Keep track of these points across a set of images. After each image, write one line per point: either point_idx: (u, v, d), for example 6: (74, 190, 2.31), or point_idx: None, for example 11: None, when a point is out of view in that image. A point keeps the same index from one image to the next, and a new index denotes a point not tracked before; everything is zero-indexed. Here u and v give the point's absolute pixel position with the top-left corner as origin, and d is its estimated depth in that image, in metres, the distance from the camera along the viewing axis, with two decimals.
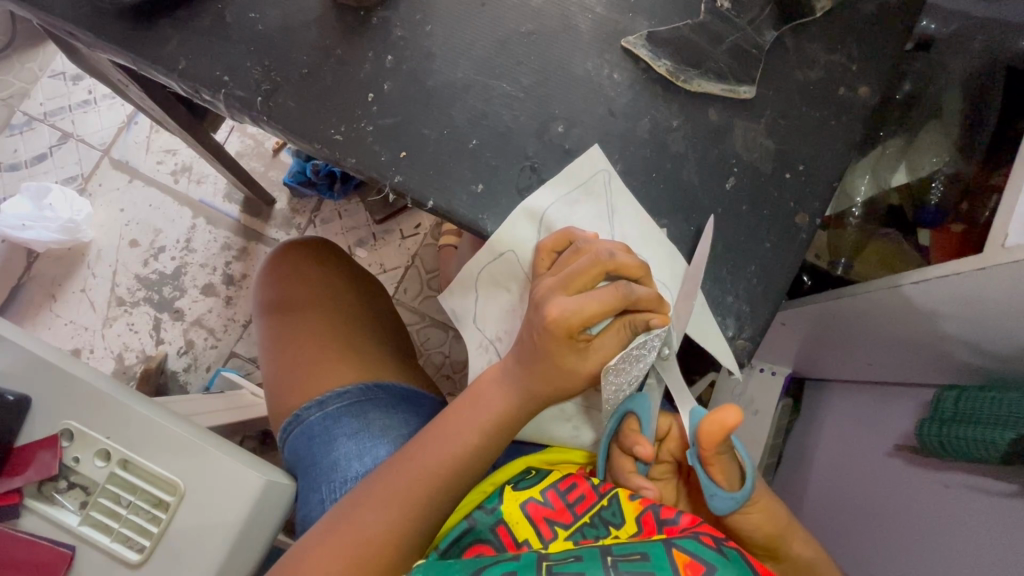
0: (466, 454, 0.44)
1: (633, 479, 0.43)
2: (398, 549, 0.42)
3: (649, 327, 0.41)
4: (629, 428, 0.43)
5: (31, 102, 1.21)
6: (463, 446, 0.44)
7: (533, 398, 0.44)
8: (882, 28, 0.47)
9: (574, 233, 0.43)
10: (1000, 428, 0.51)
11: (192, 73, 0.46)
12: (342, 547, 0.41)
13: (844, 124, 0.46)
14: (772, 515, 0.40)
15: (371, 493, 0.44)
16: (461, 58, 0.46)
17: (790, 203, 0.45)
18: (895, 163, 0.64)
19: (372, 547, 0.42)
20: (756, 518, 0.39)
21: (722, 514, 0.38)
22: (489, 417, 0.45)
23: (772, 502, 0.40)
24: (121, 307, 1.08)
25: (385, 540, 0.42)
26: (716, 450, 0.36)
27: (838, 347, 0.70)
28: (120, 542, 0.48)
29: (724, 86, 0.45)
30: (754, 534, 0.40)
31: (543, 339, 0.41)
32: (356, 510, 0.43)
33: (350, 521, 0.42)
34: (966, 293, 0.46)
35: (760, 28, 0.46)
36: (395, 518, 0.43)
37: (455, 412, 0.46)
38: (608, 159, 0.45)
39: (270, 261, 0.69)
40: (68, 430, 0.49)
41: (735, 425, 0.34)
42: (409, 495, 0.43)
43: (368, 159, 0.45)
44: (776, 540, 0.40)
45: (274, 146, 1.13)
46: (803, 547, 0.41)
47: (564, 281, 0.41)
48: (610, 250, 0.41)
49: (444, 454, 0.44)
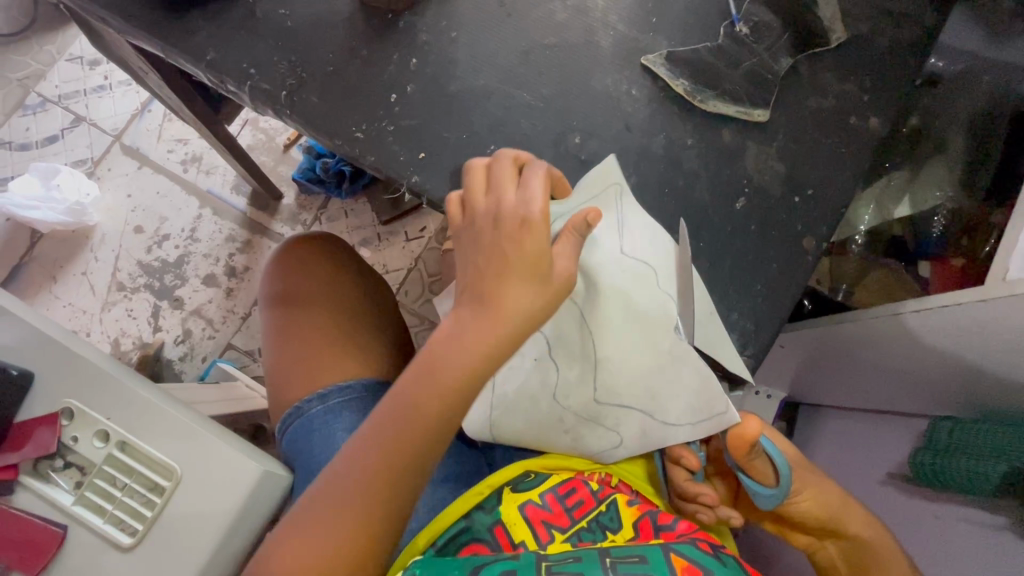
0: (421, 428, 0.36)
1: (693, 487, 0.46)
2: (350, 547, 0.36)
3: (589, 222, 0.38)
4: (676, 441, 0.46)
5: (46, 84, 1.22)
6: (417, 420, 0.36)
7: (498, 351, 0.36)
8: (896, 62, 0.48)
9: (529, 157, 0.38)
10: (992, 461, 0.51)
11: (219, 64, 0.47)
12: (286, 542, 0.36)
13: (854, 152, 0.47)
14: (819, 501, 0.47)
15: (322, 475, 0.37)
16: (484, 65, 0.47)
17: (798, 225, 0.45)
18: (900, 194, 0.65)
19: (318, 542, 0.36)
20: (805, 505, 0.47)
21: (773, 507, 0.45)
22: (450, 387, 0.36)
23: (821, 491, 0.47)
24: (121, 292, 1.08)
25: (334, 537, 0.36)
26: (745, 453, 0.43)
27: (835, 371, 0.71)
28: (112, 524, 0.48)
29: (738, 108, 0.46)
30: (809, 519, 0.47)
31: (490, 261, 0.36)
32: (304, 497, 0.37)
33: (310, 529, 0.36)
34: (966, 324, 0.47)
35: (777, 54, 0.47)
36: (358, 519, 0.36)
37: (402, 390, 0.37)
38: (620, 171, 0.44)
39: (277, 254, 0.70)
40: (69, 409, 0.49)
41: (754, 433, 0.42)
42: (358, 479, 0.36)
43: (387, 158, 0.46)
44: (829, 520, 0.47)
45: (285, 141, 1.14)
46: (859, 527, 0.48)
47: (514, 225, 0.35)
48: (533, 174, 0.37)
49: (395, 434, 0.36)
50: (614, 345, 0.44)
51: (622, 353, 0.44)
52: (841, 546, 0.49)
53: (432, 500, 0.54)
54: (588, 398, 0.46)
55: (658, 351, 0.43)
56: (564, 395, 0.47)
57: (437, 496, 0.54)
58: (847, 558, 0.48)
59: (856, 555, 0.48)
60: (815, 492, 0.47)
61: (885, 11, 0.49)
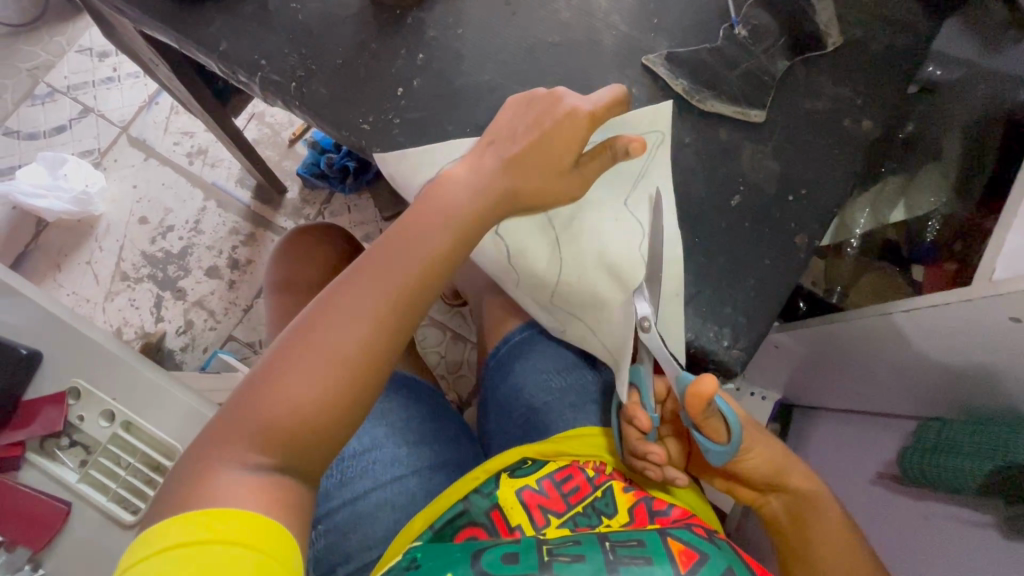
0: (398, 302, 0.39)
1: (644, 445, 0.47)
2: (316, 419, 0.37)
3: (627, 152, 0.43)
4: (631, 400, 0.48)
5: (55, 75, 1.23)
6: (395, 292, 0.39)
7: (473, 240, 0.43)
8: (890, 68, 0.49)
9: (622, 99, 0.42)
10: (979, 458, 0.52)
11: (231, 55, 0.49)
12: (252, 414, 0.36)
13: (847, 153, 0.48)
14: (767, 456, 0.49)
15: (286, 350, 0.37)
16: (489, 61, 0.48)
17: (791, 224, 0.47)
18: (895, 199, 0.66)
19: (287, 408, 0.36)
20: (752, 461, 0.48)
21: (722, 464, 0.46)
22: (440, 245, 0.41)
23: (768, 446, 0.49)
24: (125, 282, 1.09)
25: (305, 400, 0.36)
26: (702, 413, 0.43)
27: (827, 371, 0.72)
28: (116, 502, 0.49)
29: (735, 108, 0.47)
30: (756, 472, 0.49)
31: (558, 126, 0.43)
32: (268, 374, 0.37)
33: (297, 360, 0.37)
34: (954, 325, 0.49)
35: (774, 57, 0.48)
36: (342, 361, 0.37)
37: (377, 274, 0.40)
38: (668, 122, 0.47)
39: (281, 243, 0.71)
40: (76, 388, 0.50)
41: (708, 392, 0.40)
42: (331, 349, 0.37)
43: (393, 150, 0.47)
44: (775, 475, 0.49)
45: (290, 136, 1.15)
46: (801, 481, 0.49)
47: (570, 126, 0.42)
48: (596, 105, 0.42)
49: (388, 278, 0.39)
50: (575, 275, 0.47)
51: (582, 285, 0.47)
52: (784, 500, 0.50)
53: (429, 487, 0.55)
54: (541, 301, 0.49)
55: (610, 298, 0.47)
56: (520, 297, 0.49)
57: (434, 484, 0.55)
58: (791, 511, 0.49)
59: (799, 509, 0.49)
60: (763, 449, 0.49)
61: (881, 18, 0.50)
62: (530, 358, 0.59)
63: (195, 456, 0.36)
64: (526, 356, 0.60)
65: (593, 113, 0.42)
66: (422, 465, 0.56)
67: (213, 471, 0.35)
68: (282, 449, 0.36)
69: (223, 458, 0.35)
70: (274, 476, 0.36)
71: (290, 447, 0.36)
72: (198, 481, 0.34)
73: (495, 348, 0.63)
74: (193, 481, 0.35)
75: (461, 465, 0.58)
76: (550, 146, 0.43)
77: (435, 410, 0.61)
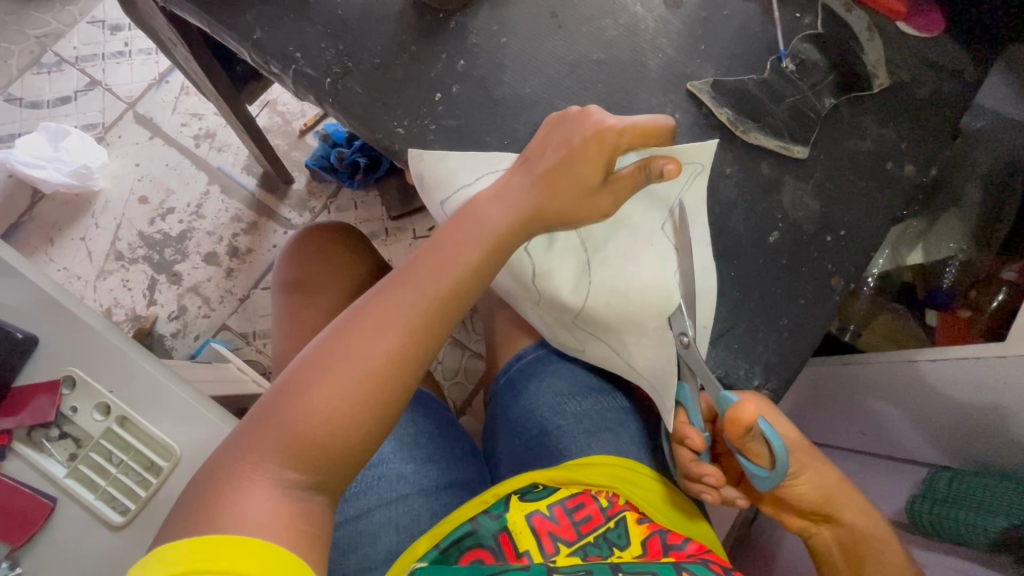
0: (427, 321, 0.39)
1: (698, 467, 0.46)
2: (345, 435, 0.37)
3: (664, 176, 0.39)
4: (678, 420, 0.46)
5: (64, 44, 1.20)
6: (423, 311, 0.39)
7: (502, 256, 0.42)
8: (935, 114, 0.49)
9: (660, 125, 0.39)
10: (992, 514, 0.50)
11: (265, 45, 0.47)
12: (282, 428, 0.36)
13: (887, 197, 0.47)
14: (819, 485, 0.47)
15: (314, 365, 0.37)
16: (531, 73, 0.47)
17: (828, 264, 0.46)
18: (914, 241, 0.65)
19: (316, 423, 0.36)
20: (799, 487, 0.46)
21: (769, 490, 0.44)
22: (472, 260, 0.40)
23: (821, 474, 0.47)
24: (119, 262, 1.06)
25: (333, 417, 0.36)
26: (747, 439, 0.40)
27: (838, 413, 0.71)
28: (103, 501, 0.47)
29: (779, 142, 0.46)
30: (805, 499, 0.47)
31: (585, 145, 0.40)
32: (297, 388, 0.37)
33: (325, 377, 0.37)
34: (982, 378, 0.48)
35: (821, 93, 0.48)
36: (369, 379, 0.37)
37: (405, 291, 0.39)
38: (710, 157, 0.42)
39: (295, 240, 0.69)
40: (71, 377, 0.48)
41: (749, 419, 0.38)
42: (360, 368, 0.37)
43: (426, 156, 0.45)
44: (826, 504, 0.47)
45: (301, 127, 1.13)
46: (856, 516, 0.47)
47: (597, 145, 0.40)
48: (624, 129, 0.39)
49: (420, 294, 0.39)
50: (603, 300, 0.45)
51: (611, 310, 0.45)
52: (836, 531, 0.48)
53: (435, 507, 0.53)
54: (568, 321, 0.48)
55: (639, 325, 0.45)
56: (548, 315, 0.48)
57: (440, 503, 0.53)
58: (845, 546, 0.48)
59: (853, 544, 0.48)
60: (816, 478, 0.47)
61: (928, 61, 0.49)
62: (543, 380, 0.58)
63: (220, 469, 0.36)
64: (540, 377, 0.58)
65: (624, 131, 0.39)
66: (429, 483, 0.54)
67: (240, 484, 0.35)
68: (308, 462, 0.36)
69: (249, 474, 0.35)
70: (298, 490, 0.36)
71: (314, 463, 0.36)
72: (223, 501, 0.35)
73: (506, 365, 0.62)
74: (217, 497, 0.35)
75: (467, 485, 0.56)
76: (574, 166, 0.41)
77: (443, 425, 0.60)
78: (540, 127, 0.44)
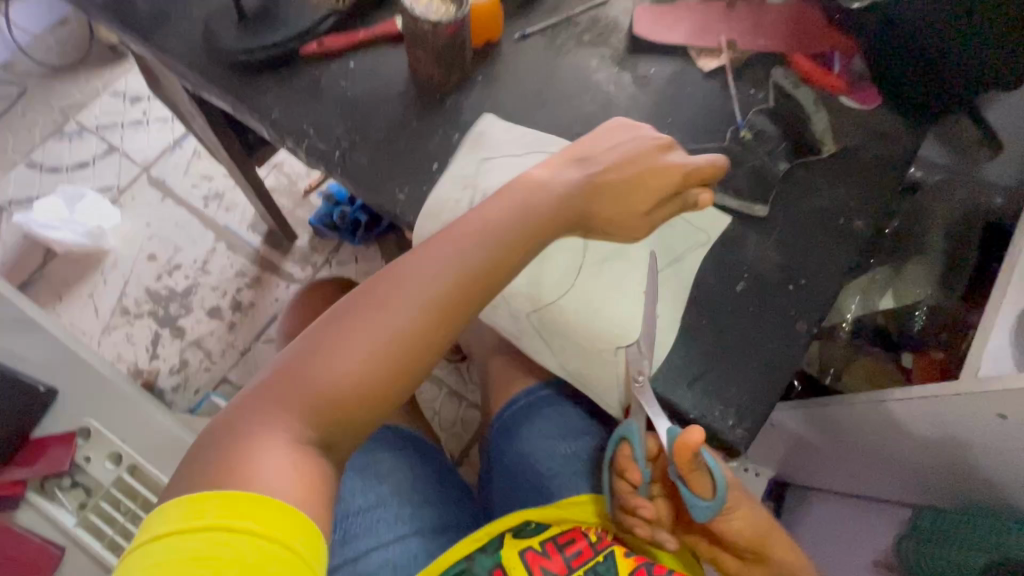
0: (443, 308, 0.41)
1: (634, 500, 0.48)
2: (355, 405, 0.38)
3: (697, 204, 0.49)
4: (622, 454, 0.48)
5: (86, 113, 1.29)
6: (440, 295, 0.41)
7: (515, 252, 0.44)
8: (880, 174, 0.54)
9: (717, 165, 0.49)
10: (972, 551, 0.51)
11: (281, 123, 0.53)
12: (300, 388, 0.38)
13: (843, 248, 0.52)
14: (750, 524, 0.46)
15: (335, 332, 0.39)
16: (518, 143, 0.53)
17: (792, 311, 0.50)
18: (884, 289, 0.69)
19: (330, 392, 0.38)
20: (734, 525, 0.45)
21: (706, 521, 0.44)
22: (489, 256, 0.43)
23: (753, 511, 0.46)
24: (124, 317, 1.10)
25: (346, 386, 0.38)
26: (690, 465, 0.42)
27: (825, 457, 0.73)
28: (108, 549, 0.53)
29: (741, 202, 0.52)
30: (738, 538, 0.46)
31: (643, 174, 0.48)
32: (316, 354, 0.38)
33: (344, 345, 0.38)
34: (945, 415, 0.51)
35: (776, 158, 0.54)
36: (385, 354, 0.39)
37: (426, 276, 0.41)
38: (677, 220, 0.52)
39: (299, 295, 0.73)
40: (86, 429, 0.54)
41: (695, 442, 0.40)
42: (377, 342, 0.39)
43: (424, 218, 0.50)
44: (757, 543, 0.46)
45: (306, 187, 1.20)
46: (785, 555, 0.47)
47: (653, 173, 0.48)
48: (695, 167, 0.49)
49: (445, 274, 0.41)
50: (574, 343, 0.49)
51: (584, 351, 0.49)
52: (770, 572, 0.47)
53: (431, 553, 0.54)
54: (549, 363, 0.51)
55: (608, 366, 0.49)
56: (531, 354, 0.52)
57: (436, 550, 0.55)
58: None
59: None
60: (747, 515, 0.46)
61: (870, 128, 0.56)
62: (536, 423, 0.61)
63: (236, 413, 0.37)
64: (533, 420, 0.61)
65: (692, 168, 0.49)
66: (427, 529, 0.56)
67: (252, 445, 0.35)
68: (321, 421, 0.38)
69: (264, 418, 0.37)
70: None
71: (325, 425, 0.38)
72: (236, 443, 0.35)
73: (501, 410, 0.64)
74: (230, 444, 0.35)
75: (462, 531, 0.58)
76: (621, 188, 0.48)
77: (440, 471, 0.62)
78: (580, 143, 0.50)
